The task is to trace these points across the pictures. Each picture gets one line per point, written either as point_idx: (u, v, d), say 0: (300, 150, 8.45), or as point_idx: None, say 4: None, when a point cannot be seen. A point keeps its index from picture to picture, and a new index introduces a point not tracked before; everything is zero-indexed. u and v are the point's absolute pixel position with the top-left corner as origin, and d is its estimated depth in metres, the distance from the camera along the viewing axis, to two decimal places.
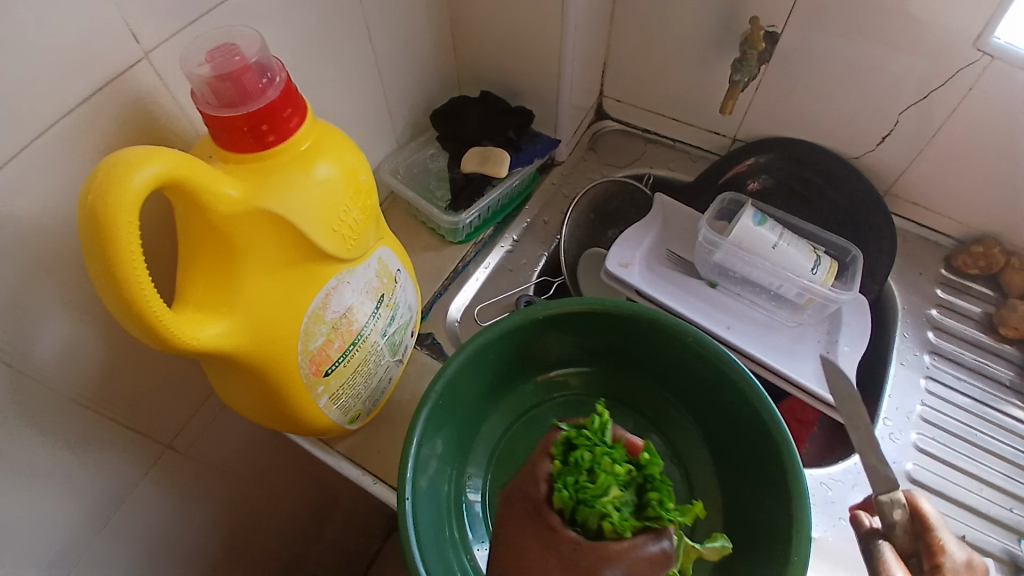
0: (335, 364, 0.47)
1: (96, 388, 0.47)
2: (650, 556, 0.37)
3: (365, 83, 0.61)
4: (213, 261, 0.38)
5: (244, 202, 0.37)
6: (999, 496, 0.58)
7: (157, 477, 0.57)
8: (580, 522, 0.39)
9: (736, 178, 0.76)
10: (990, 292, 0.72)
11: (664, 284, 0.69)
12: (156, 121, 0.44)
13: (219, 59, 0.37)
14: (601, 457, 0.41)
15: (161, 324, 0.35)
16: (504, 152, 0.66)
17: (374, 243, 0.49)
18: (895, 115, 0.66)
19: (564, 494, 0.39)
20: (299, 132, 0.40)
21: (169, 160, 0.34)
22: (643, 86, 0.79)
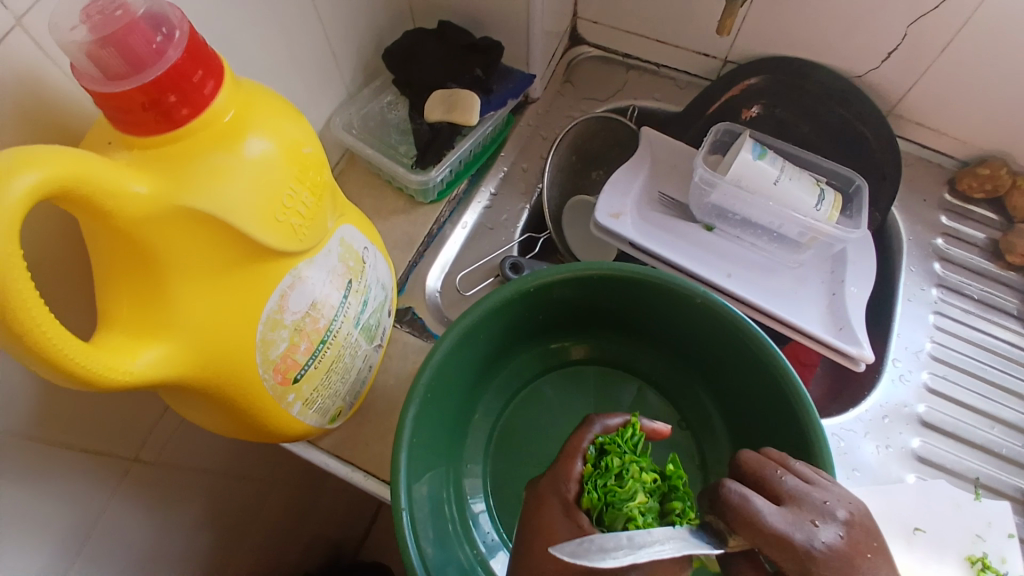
0: (305, 368, 0.40)
1: (35, 422, 0.40)
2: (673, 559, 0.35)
3: (298, 22, 0.50)
4: (133, 276, 0.31)
5: (159, 200, 0.30)
6: (1010, 433, 0.59)
7: (125, 500, 0.51)
8: (607, 526, 0.37)
9: (730, 104, 0.69)
10: (994, 216, 0.69)
11: (658, 232, 0.64)
12: (49, 106, 0.34)
13: (96, 18, 0.28)
14: (631, 463, 0.39)
15: (75, 363, 0.28)
16: (473, 95, 0.58)
17: (333, 224, 0.41)
18: (904, 27, 0.59)
19: (592, 495, 0.38)
20: (217, 101, 0.32)
21: (48, 160, 0.26)
22: (621, 5, 0.70)
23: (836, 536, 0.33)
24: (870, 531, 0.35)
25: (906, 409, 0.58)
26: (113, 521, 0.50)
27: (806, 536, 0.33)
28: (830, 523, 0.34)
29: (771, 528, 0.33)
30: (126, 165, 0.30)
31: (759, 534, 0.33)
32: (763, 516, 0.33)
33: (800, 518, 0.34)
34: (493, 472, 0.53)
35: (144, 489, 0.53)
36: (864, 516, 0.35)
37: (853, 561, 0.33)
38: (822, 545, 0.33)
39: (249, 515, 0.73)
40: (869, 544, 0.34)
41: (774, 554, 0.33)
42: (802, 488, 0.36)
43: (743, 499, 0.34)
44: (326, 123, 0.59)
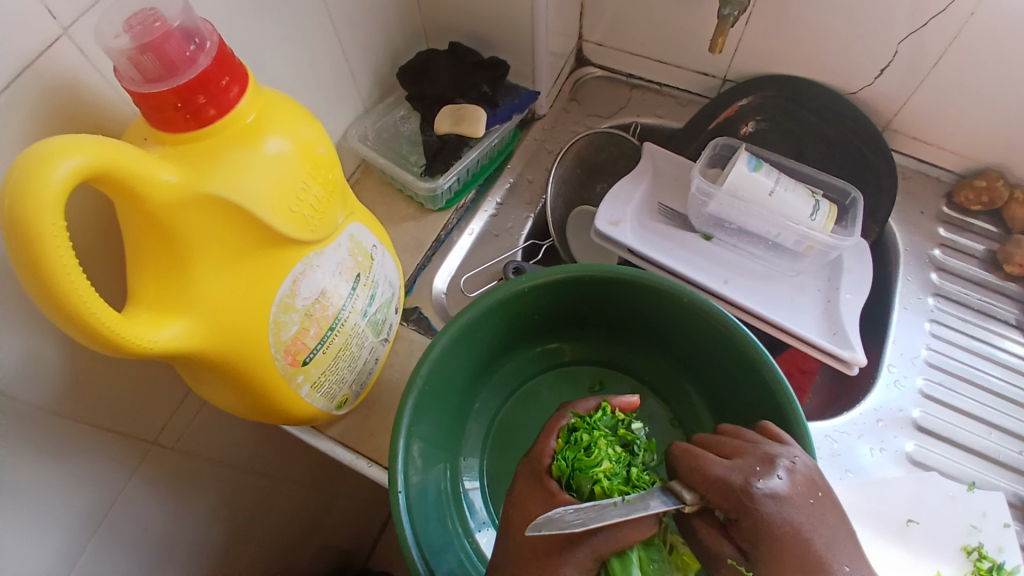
0: (314, 352, 0.44)
1: (64, 396, 0.43)
2: (637, 518, 0.38)
3: (319, 41, 0.55)
4: (160, 256, 0.35)
5: (184, 187, 0.34)
6: (1008, 440, 0.60)
7: (146, 482, 0.54)
8: (574, 490, 0.41)
9: (728, 121, 0.71)
10: (993, 228, 0.70)
11: (656, 240, 0.66)
12: (87, 106, 0.39)
13: (137, 27, 0.33)
14: (600, 437, 0.43)
15: (109, 331, 0.32)
16: (479, 109, 0.63)
17: (343, 220, 0.44)
18: (893, 46, 0.62)
19: (562, 463, 0.42)
20: (240, 104, 0.36)
21: (92, 148, 0.30)
22: (623, 27, 0.74)
23: (778, 482, 0.37)
24: (812, 480, 0.38)
25: (901, 414, 0.59)
26: (133, 498, 0.54)
27: (745, 480, 0.37)
28: (772, 468, 0.38)
29: (713, 475, 0.38)
30: (159, 157, 0.34)
31: (704, 481, 0.38)
32: (705, 465, 0.39)
33: (742, 464, 0.38)
34: (490, 462, 0.55)
35: (163, 472, 0.56)
36: (808, 468, 0.39)
37: (796, 503, 0.37)
38: (761, 490, 0.37)
39: (261, 511, 0.75)
40: (812, 492, 0.38)
41: (714, 495, 0.38)
42: (745, 444, 0.40)
43: (694, 456, 0.40)
44: (343, 135, 0.63)
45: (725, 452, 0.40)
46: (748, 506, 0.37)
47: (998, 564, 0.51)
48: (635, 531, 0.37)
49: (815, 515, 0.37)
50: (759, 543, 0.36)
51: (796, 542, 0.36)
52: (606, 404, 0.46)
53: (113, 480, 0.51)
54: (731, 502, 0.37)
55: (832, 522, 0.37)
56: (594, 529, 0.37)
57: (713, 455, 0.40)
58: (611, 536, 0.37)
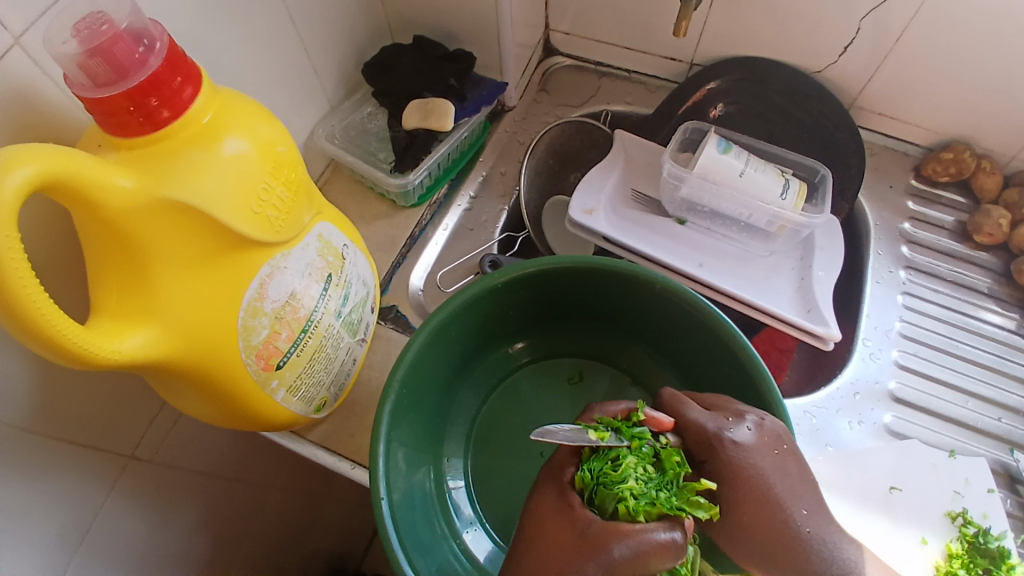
0: (287, 355, 0.43)
1: (37, 413, 0.42)
2: (661, 542, 0.35)
3: (280, 39, 0.54)
4: (121, 265, 0.34)
5: (142, 193, 0.33)
6: (986, 407, 0.61)
7: (127, 497, 0.53)
8: (597, 505, 0.39)
9: (697, 105, 0.72)
10: (962, 199, 0.71)
11: (631, 227, 0.66)
12: (42, 116, 0.38)
13: (85, 31, 0.33)
14: (631, 452, 0.40)
15: (72, 343, 0.31)
16: (447, 102, 0.62)
17: (310, 220, 0.44)
18: (856, 22, 0.62)
19: (586, 475, 0.40)
20: (195, 104, 0.35)
21: (42, 156, 0.29)
22: (590, 15, 0.73)
23: (746, 432, 0.42)
24: (780, 434, 0.42)
25: (878, 386, 0.61)
26: (114, 515, 0.53)
27: (716, 427, 0.42)
28: (741, 421, 0.42)
29: (689, 421, 0.43)
30: (113, 163, 0.33)
31: (682, 424, 0.43)
32: (683, 412, 0.43)
33: (716, 414, 0.43)
34: (474, 460, 0.55)
35: (144, 486, 0.55)
36: (776, 424, 0.43)
37: (762, 452, 0.41)
38: (730, 437, 0.41)
39: (248, 519, 0.75)
40: (776, 444, 0.42)
41: (690, 438, 0.43)
42: (725, 403, 0.44)
43: (674, 401, 0.44)
44: (310, 135, 0.62)
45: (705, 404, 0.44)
46: (715, 449, 0.41)
47: (983, 528, 0.52)
48: (655, 555, 0.35)
49: (778, 466, 0.41)
50: (722, 480, 0.42)
51: (753, 484, 0.41)
52: (639, 412, 0.42)
53: (92, 497, 0.50)
54: (703, 446, 0.42)
55: (793, 471, 0.41)
56: (613, 548, 0.35)
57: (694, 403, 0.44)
58: (629, 556, 0.35)
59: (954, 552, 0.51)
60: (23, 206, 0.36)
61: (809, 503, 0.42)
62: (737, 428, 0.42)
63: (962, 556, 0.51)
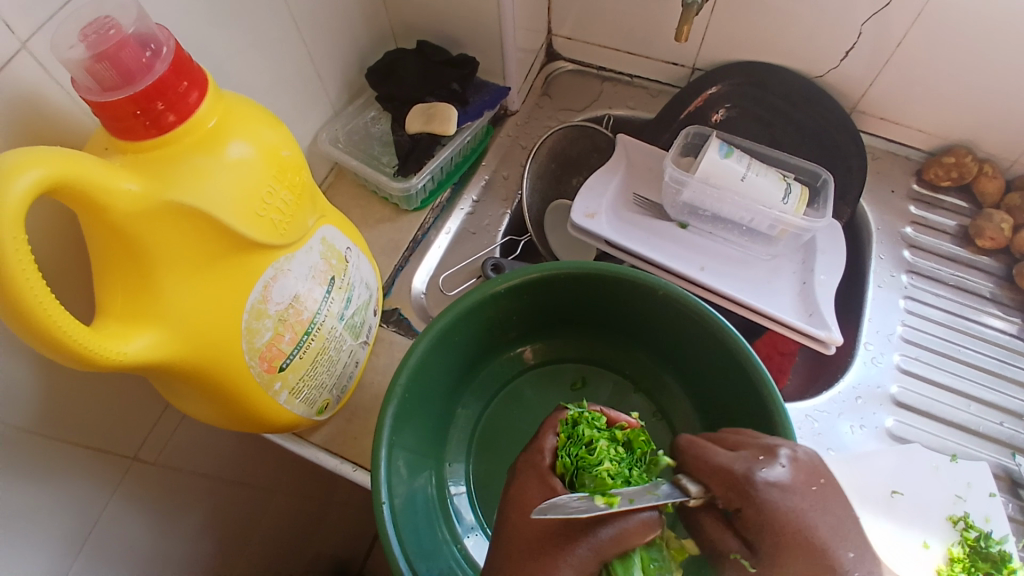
0: (290, 357, 0.43)
1: (42, 415, 0.43)
2: (640, 519, 0.36)
3: (285, 44, 0.55)
4: (126, 268, 0.34)
5: (147, 197, 0.33)
6: (989, 412, 0.61)
7: (131, 499, 0.54)
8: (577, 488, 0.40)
9: (699, 110, 0.72)
10: (963, 203, 0.71)
11: (633, 230, 0.66)
12: (49, 121, 0.39)
13: (92, 36, 0.33)
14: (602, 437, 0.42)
15: (77, 345, 0.31)
16: (450, 107, 0.63)
17: (314, 223, 0.44)
18: (856, 27, 0.62)
19: (566, 461, 0.41)
20: (200, 109, 0.35)
21: (50, 160, 0.30)
22: (592, 20, 0.74)
23: (781, 470, 0.36)
24: (815, 467, 0.37)
25: (880, 390, 0.61)
26: (117, 517, 0.53)
27: (747, 467, 0.37)
28: (774, 458, 0.37)
29: (716, 465, 0.38)
30: (119, 167, 0.34)
31: (706, 469, 0.38)
32: (708, 456, 0.38)
33: (745, 454, 0.38)
34: (476, 465, 0.55)
35: (147, 489, 0.55)
36: (809, 456, 0.38)
37: (799, 492, 0.36)
38: (764, 477, 0.36)
39: (250, 522, 0.75)
40: (813, 479, 0.37)
41: (718, 486, 0.37)
42: (748, 438, 0.40)
43: (695, 446, 0.39)
44: (313, 139, 0.63)
45: (728, 445, 0.40)
46: (750, 494, 0.36)
47: (985, 532, 0.52)
48: (635, 532, 0.36)
49: (818, 504, 0.36)
50: (764, 534, 0.35)
51: (800, 531, 0.35)
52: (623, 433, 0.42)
53: (96, 498, 0.50)
54: (734, 492, 0.37)
55: (837, 509, 0.36)
56: (600, 529, 0.36)
57: (716, 446, 0.39)
58: (613, 536, 0.36)
59: (956, 556, 0.51)
60: (30, 209, 0.37)
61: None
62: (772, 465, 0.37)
63: (964, 560, 0.51)
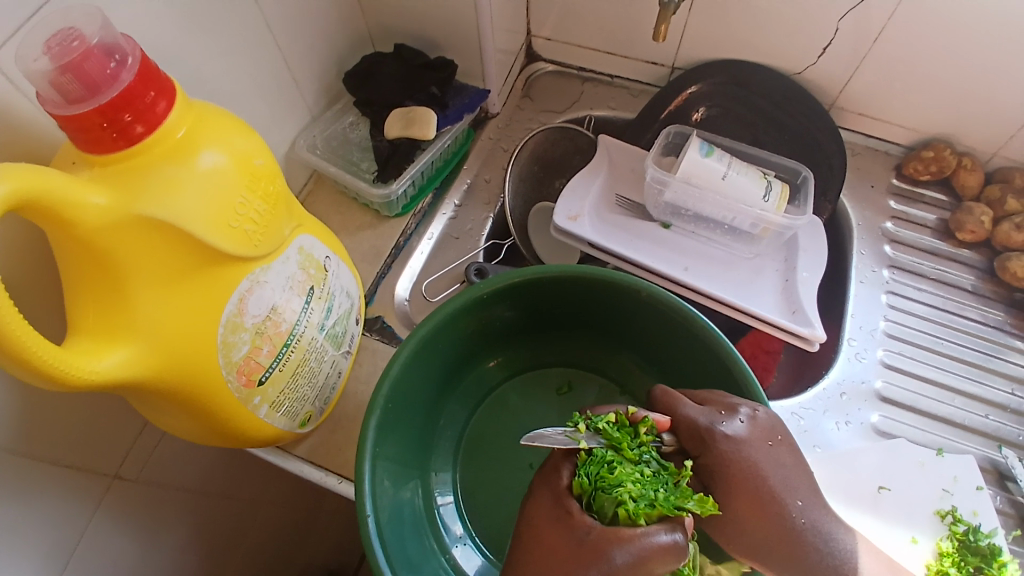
0: (269, 370, 0.42)
1: (17, 436, 0.42)
2: (662, 544, 0.35)
3: (260, 51, 0.54)
4: (96, 284, 0.34)
5: (116, 210, 0.33)
6: (973, 405, 0.61)
7: (112, 518, 0.52)
8: (596, 511, 0.38)
9: (679, 110, 0.72)
10: (943, 197, 0.72)
11: (616, 231, 0.66)
12: (14, 135, 0.38)
13: (55, 48, 0.32)
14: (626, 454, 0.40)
15: (45, 364, 0.30)
16: (429, 111, 0.62)
17: (290, 233, 0.43)
18: (833, 25, 0.63)
19: (584, 480, 0.39)
20: (169, 119, 0.35)
21: (13, 176, 0.29)
22: (572, 21, 0.74)
23: (739, 425, 0.41)
24: (772, 425, 0.42)
25: (865, 385, 0.61)
26: (99, 536, 0.52)
27: (710, 422, 0.42)
28: (733, 414, 0.42)
29: (682, 416, 0.42)
30: (85, 181, 0.33)
31: (675, 420, 0.43)
32: (677, 408, 0.43)
33: (709, 409, 0.42)
34: (462, 474, 0.55)
35: (130, 506, 0.54)
36: (769, 415, 0.43)
37: (756, 443, 0.41)
38: (723, 430, 0.41)
39: (237, 535, 0.74)
40: (769, 436, 0.42)
41: (683, 435, 0.42)
42: (716, 396, 0.44)
43: (667, 397, 0.43)
44: (291, 146, 0.62)
45: (698, 399, 0.44)
46: (708, 443, 0.41)
47: (972, 526, 0.52)
48: (658, 558, 0.34)
49: (772, 457, 0.42)
50: (717, 476, 0.41)
51: (750, 477, 0.41)
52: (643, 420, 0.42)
53: (76, 518, 0.49)
54: (695, 440, 0.42)
55: (785, 462, 0.42)
56: (613, 554, 0.35)
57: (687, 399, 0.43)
58: (629, 562, 0.34)
59: (945, 551, 0.51)
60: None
61: (803, 500, 0.42)
62: (732, 423, 0.41)
63: (952, 554, 0.51)
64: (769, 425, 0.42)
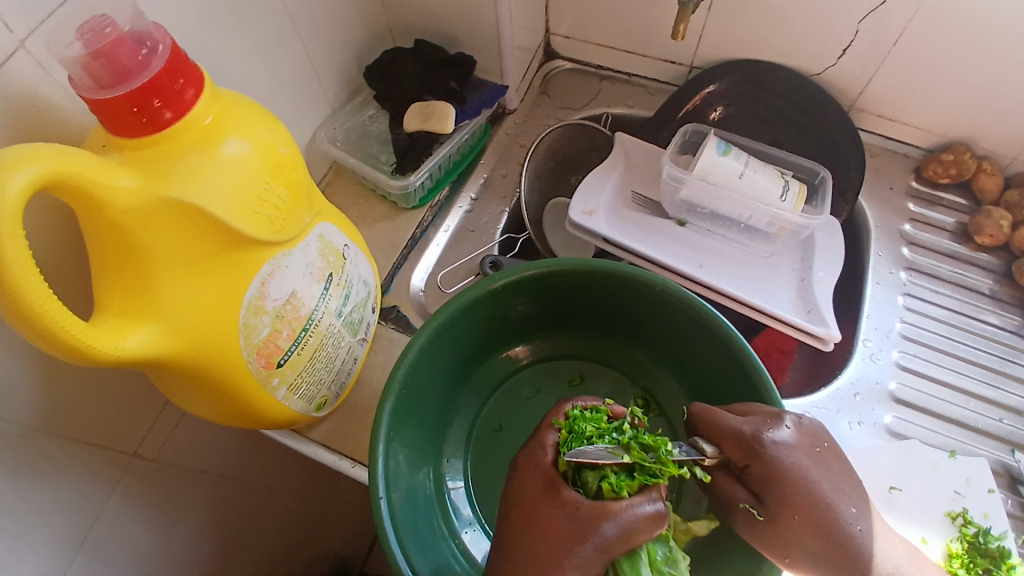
0: (288, 354, 0.43)
1: (41, 412, 0.43)
2: (648, 514, 0.37)
3: (283, 44, 0.55)
4: (123, 265, 0.35)
5: (144, 193, 0.34)
6: (989, 409, 0.61)
7: (131, 497, 0.54)
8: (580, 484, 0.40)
9: (696, 109, 0.72)
10: (963, 201, 0.71)
11: (632, 228, 0.66)
12: (46, 119, 0.39)
13: (89, 34, 0.33)
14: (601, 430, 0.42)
15: (73, 340, 0.31)
16: (447, 106, 0.63)
17: (311, 220, 0.44)
18: (853, 26, 0.62)
19: (569, 457, 0.40)
20: (196, 106, 0.36)
21: (48, 157, 0.30)
22: (590, 20, 0.74)
23: (786, 432, 0.42)
24: (815, 432, 0.43)
25: (879, 386, 0.61)
26: (118, 514, 0.53)
27: (757, 431, 0.41)
28: (780, 422, 0.42)
29: (727, 427, 0.42)
30: (116, 164, 0.34)
31: (719, 432, 0.42)
32: (722, 419, 0.42)
33: (754, 418, 0.42)
34: (474, 462, 0.55)
35: (149, 487, 0.55)
36: (811, 422, 0.44)
37: (802, 451, 0.42)
38: (771, 438, 0.41)
39: (251, 519, 0.75)
40: (814, 442, 0.42)
41: (728, 446, 0.42)
42: (755, 406, 0.43)
43: (709, 414, 0.42)
44: (312, 137, 0.63)
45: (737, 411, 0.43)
46: (759, 453, 0.41)
47: (984, 529, 0.52)
48: (643, 528, 0.37)
49: (821, 463, 0.42)
50: (770, 486, 0.41)
51: (803, 486, 0.40)
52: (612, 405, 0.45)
53: (97, 495, 0.50)
54: (744, 451, 0.41)
55: (834, 468, 0.42)
56: (603, 527, 0.36)
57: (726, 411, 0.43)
58: (618, 534, 0.36)
59: (954, 552, 0.51)
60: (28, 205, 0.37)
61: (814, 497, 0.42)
62: (780, 432, 0.41)
63: (962, 556, 0.50)
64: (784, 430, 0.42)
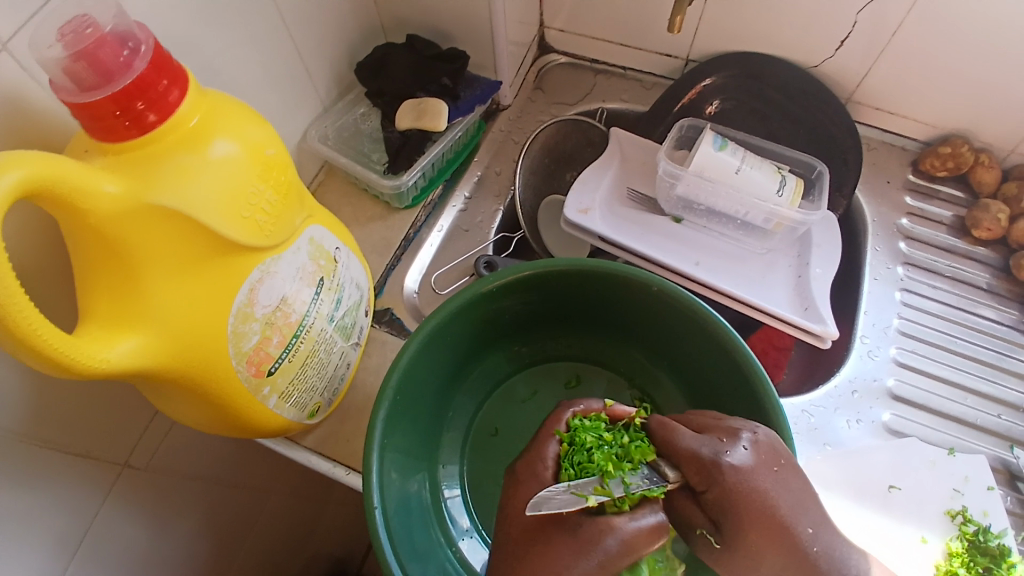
0: (279, 360, 0.43)
1: (31, 421, 0.42)
2: (650, 527, 0.37)
3: (272, 41, 0.54)
4: (108, 272, 0.34)
5: (128, 199, 0.33)
6: (986, 404, 0.61)
7: (124, 503, 0.53)
8: None
9: (692, 103, 0.71)
10: (960, 194, 0.71)
11: (628, 225, 0.66)
12: (29, 123, 0.38)
13: (69, 35, 0.32)
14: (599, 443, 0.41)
15: (57, 352, 0.30)
16: (440, 102, 0.62)
17: (301, 223, 0.43)
18: (851, 18, 0.62)
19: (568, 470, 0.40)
20: (182, 108, 0.35)
21: (28, 164, 0.29)
22: (585, 13, 0.73)
23: (743, 453, 0.38)
24: (776, 448, 0.39)
25: (877, 383, 0.60)
26: (112, 520, 0.53)
27: (714, 453, 0.38)
28: (736, 441, 0.38)
29: (682, 448, 0.39)
30: (98, 169, 0.33)
31: (675, 453, 0.39)
32: (676, 439, 0.39)
33: (711, 437, 0.39)
34: (469, 467, 0.55)
35: (142, 493, 0.55)
36: (770, 437, 0.40)
37: (761, 471, 0.38)
38: (729, 461, 0.37)
39: (247, 521, 0.74)
40: (774, 459, 0.38)
41: (688, 469, 0.38)
42: (718, 424, 0.41)
43: (664, 429, 0.40)
44: (303, 136, 0.62)
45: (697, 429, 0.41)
46: (715, 476, 0.37)
47: (983, 527, 0.52)
48: (645, 541, 0.37)
49: (780, 483, 0.38)
50: (728, 511, 0.37)
51: (764, 511, 0.37)
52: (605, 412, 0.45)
53: (90, 502, 0.50)
54: (700, 474, 0.38)
55: (795, 486, 0.38)
56: (606, 541, 0.36)
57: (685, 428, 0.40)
58: (620, 547, 0.36)
59: (955, 551, 0.51)
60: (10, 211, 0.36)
61: None
62: (737, 451, 0.38)
63: (962, 554, 0.50)
64: (768, 434, 0.40)
